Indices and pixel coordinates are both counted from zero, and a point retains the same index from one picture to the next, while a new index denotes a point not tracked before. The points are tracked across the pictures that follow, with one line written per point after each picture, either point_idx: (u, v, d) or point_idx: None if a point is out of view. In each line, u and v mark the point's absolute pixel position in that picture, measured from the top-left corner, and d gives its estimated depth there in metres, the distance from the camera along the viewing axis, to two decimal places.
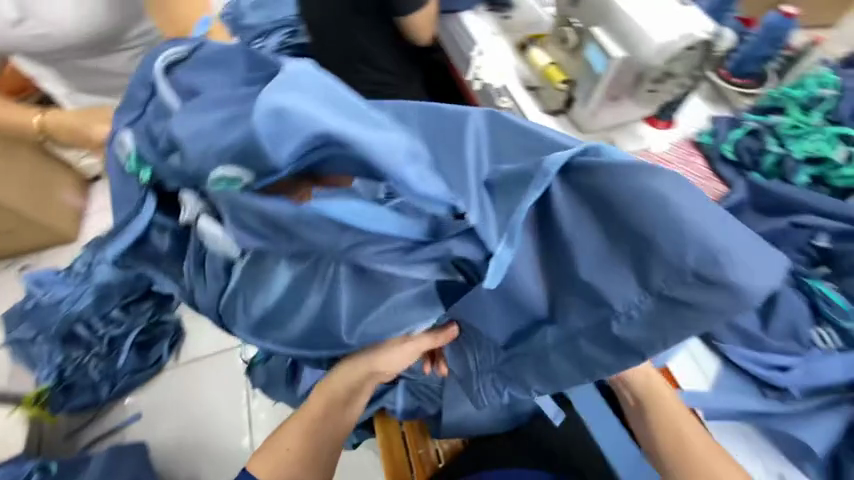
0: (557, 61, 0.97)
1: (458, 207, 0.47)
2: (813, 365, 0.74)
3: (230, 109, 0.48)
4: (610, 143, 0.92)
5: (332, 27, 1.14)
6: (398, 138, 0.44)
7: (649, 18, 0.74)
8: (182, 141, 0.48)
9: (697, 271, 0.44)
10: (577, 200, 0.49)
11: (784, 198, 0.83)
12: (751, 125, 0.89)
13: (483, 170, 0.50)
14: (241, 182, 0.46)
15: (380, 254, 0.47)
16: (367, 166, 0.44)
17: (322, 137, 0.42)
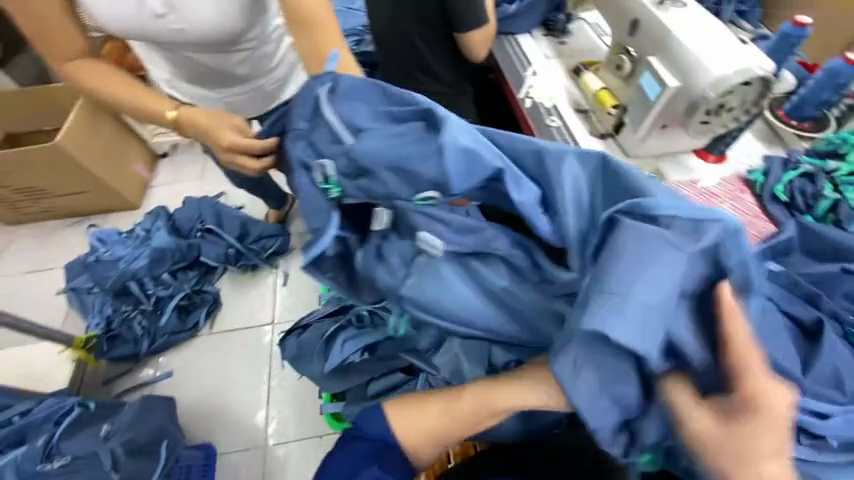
0: (609, 86, 0.99)
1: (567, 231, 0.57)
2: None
3: (400, 136, 0.61)
4: (658, 170, 0.93)
5: (397, 36, 1.23)
6: (527, 179, 0.59)
7: (708, 52, 0.76)
8: (369, 165, 0.61)
9: (700, 258, 0.50)
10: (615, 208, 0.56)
11: (837, 243, 0.76)
12: (808, 167, 0.89)
13: (582, 198, 0.58)
14: (433, 200, 0.61)
15: (511, 259, 0.62)
16: (506, 199, 0.61)
17: (492, 176, 0.59)
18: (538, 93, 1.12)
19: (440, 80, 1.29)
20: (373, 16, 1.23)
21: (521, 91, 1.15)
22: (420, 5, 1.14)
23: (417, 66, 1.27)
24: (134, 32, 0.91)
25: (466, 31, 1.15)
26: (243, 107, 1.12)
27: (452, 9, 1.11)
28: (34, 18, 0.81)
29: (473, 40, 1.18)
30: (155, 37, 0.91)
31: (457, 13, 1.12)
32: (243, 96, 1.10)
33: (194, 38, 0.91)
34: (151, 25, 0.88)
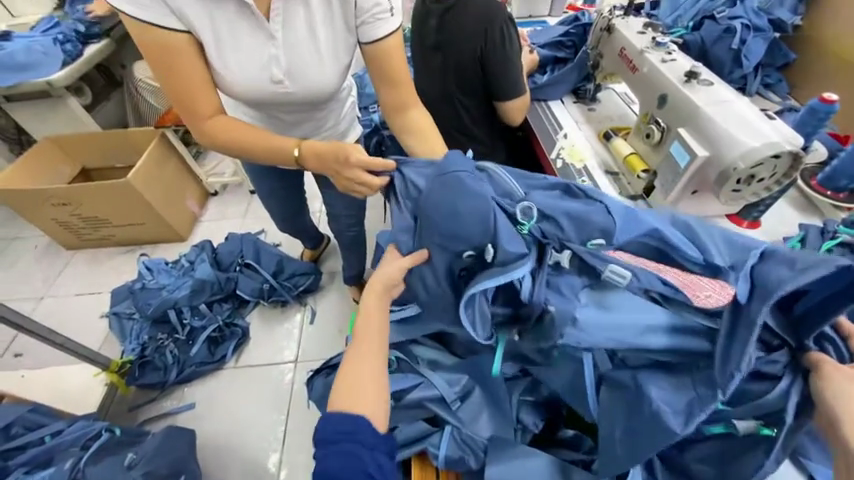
0: (638, 151, 1.06)
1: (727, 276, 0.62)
2: None
3: (557, 196, 0.75)
4: None
5: (440, 101, 1.37)
6: (678, 227, 0.68)
7: (736, 127, 0.81)
8: (545, 209, 0.73)
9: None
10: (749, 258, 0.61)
11: None
12: (845, 237, 0.85)
13: (734, 251, 0.63)
14: (597, 243, 0.70)
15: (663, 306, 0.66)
16: (658, 249, 0.68)
17: (650, 232, 0.67)
18: (568, 155, 1.19)
19: (476, 139, 1.40)
20: (420, 82, 1.38)
21: (552, 152, 1.22)
22: (464, 76, 1.27)
23: (456, 126, 1.40)
24: (245, 97, 0.98)
25: (507, 102, 1.28)
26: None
27: (496, 82, 1.24)
28: (180, 80, 0.85)
29: (509, 108, 1.30)
30: (262, 99, 1.00)
31: (498, 85, 1.24)
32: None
33: (296, 99, 1.02)
34: (265, 88, 0.96)
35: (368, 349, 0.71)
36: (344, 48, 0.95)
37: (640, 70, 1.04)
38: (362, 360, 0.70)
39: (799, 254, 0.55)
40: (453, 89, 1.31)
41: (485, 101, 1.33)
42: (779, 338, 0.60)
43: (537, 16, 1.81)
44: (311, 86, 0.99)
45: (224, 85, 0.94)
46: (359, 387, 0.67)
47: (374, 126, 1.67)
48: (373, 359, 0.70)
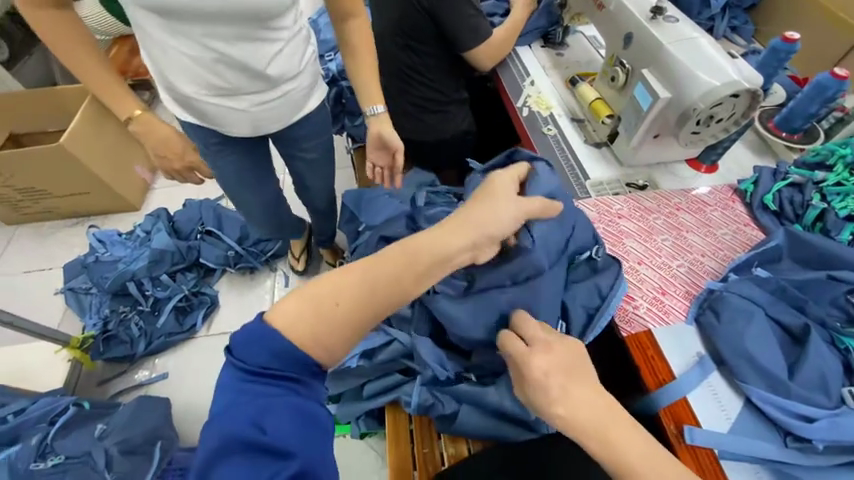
0: (602, 97, 1.03)
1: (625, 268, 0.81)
2: (839, 421, 0.62)
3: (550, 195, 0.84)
4: (650, 179, 0.97)
5: (399, 47, 1.27)
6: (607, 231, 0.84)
7: (698, 66, 0.79)
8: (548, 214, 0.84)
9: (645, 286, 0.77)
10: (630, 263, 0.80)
11: (825, 252, 0.76)
12: (794, 178, 0.88)
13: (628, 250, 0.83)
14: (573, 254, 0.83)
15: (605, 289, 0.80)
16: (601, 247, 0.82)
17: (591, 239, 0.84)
18: (535, 102, 1.15)
19: (439, 89, 1.34)
20: (378, 24, 1.28)
21: (518, 100, 1.17)
22: (421, 18, 1.17)
23: (417, 72, 1.31)
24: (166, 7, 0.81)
25: (473, 48, 1.18)
26: (269, 114, 1.06)
27: (452, 25, 1.14)
28: None
29: (480, 54, 1.20)
30: (192, 11, 0.83)
31: (458, 27, 1.15)
32: (270, 101, 1.03)
33: (235, 16, 0.86)
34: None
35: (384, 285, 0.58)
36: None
37: (606, 7, 0.98)
38: (352, 290, 0.56)
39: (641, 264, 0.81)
40: (410, 33, 1.22)
41: (443, 48, 1.25)
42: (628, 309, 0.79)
43: None
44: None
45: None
46: (318, 308, 0.54)
47: (332, 78, 1.54)
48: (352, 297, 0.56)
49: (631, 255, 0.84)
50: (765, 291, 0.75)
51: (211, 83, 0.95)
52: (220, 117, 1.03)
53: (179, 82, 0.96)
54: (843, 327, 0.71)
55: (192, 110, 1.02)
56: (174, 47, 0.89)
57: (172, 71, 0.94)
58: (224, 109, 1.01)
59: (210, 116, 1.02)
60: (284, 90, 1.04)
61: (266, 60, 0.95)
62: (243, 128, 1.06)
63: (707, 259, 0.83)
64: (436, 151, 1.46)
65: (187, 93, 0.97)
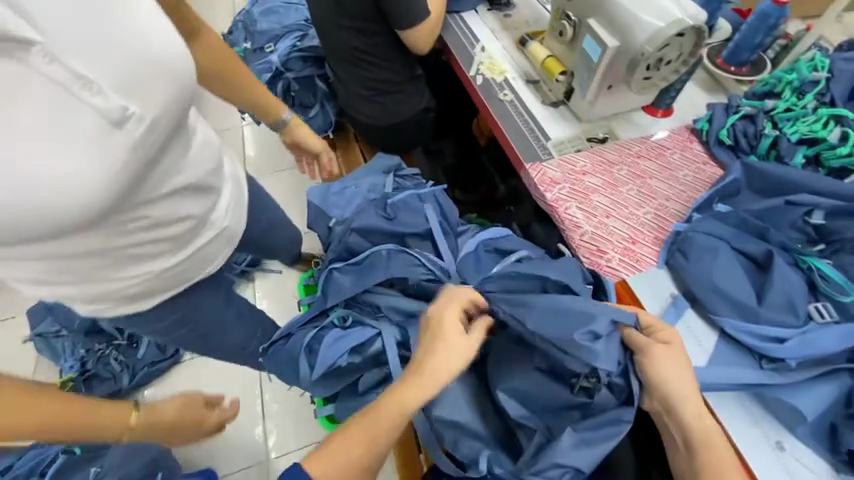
0: (554, 54, 1.01)
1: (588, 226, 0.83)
2: (809, 338, 0.65)
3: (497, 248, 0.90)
4: (610, 130, 0.97)
5: (339, 28, 1.21)
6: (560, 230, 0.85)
7: (640, 10, 0.78)
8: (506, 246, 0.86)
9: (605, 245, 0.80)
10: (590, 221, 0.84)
11: (782, 179, 0.78)
12: (746, 110, 0.89)
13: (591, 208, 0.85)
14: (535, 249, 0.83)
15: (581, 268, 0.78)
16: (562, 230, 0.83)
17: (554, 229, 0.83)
18: (488, 69, 1.12)
19: (389, 69, 1.29)
20: (316, 12, 1.21)
21: (471, 68, 1.13)
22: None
23: (364, 55, 1.25)
24: (96, 204, 0.56)
25: (409, 28, 1.11)
26: (240, 221, 0.84)
27: (388, 3, 1.08)
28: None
29: (415, 37, 1.14)
30: (126, 180, 0.58)
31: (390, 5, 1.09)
32: (234, 207, 0.81)
33: (164, 139, 0.62)
34: (117, 141, 0.55)
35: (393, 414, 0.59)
36: (158, 31, 0.59)
37: None
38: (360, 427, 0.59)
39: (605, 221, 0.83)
40: (348, 15, 1.16)
41: (381, 27, 1.19)
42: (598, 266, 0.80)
43: None
44: (168, 105, 0.60)
45: (39, 196, 0.52)
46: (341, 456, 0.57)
47: (275, 70, 1.43)
48: (386, 422, 0.59)
49: (599, 209, 0.85)
50: (728, 225, 0.76)
51: (175, 239, 0.71)
52: (197, 266, 0.79)
53: (130, 269, 0.70)
54: (803, 248, 0.74)
55: (160, 286, 0.76)
56: (112, 233, 0.63)
57: (112, 264, 0.67)
58: (200, 252, 0.77)
59: (186, 273, 0.78)
60: (233, 185, 0.81)
61: (209, 165, 0.73)
62: (224, 255, 0.84)
63: (672, 202, 0.85)
64: (395, 135, 1.41)
65: (147, 272, 0.72)
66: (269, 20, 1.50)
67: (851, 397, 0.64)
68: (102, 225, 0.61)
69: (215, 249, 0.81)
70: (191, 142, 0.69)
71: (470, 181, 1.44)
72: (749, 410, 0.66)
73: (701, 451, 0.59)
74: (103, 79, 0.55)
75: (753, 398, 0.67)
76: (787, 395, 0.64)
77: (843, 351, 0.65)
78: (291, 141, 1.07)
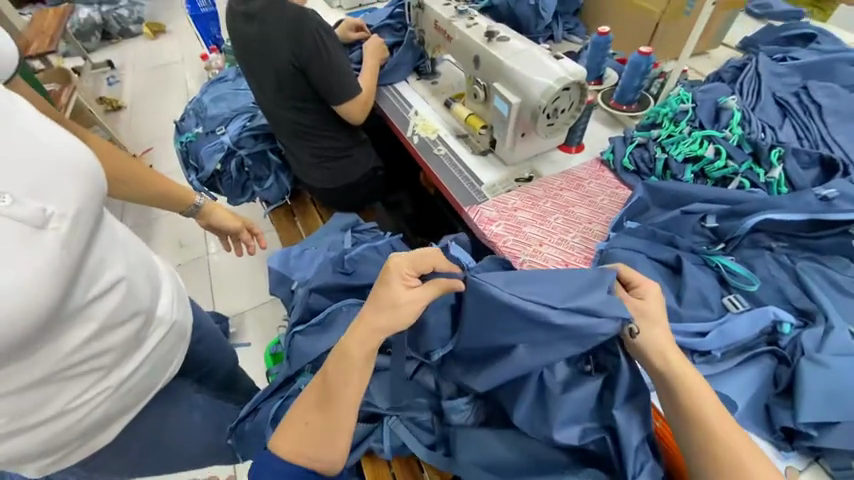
0: (475, 111, 1.16)
1: (523, 257, 0.91)
2: (725, 328, 0.73)
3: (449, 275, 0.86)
4: (534, 169, 1.10)
5: (282, 108, 1.32)
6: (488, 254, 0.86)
7: (531, 72, 0.94)
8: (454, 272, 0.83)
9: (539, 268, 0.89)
10: (525, 251, 0.92)
11: (677, 193, 0.91)
12: (639, 140, 1.05)
13: (525, 240, 0.94)
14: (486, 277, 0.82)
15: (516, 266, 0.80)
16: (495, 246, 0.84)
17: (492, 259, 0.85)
18: (422, 129, 1.25)
19: (333, 138, 1.41)
20: (261, 98, 1.32)
21: (407, 130, 1.26)
22: (292, 83, 1.25)
23: (309, 129, 1.37)
24: (37, 310, 0.53)
25: (343, 102, 1.24)
26: (184, 312, 0.84)
27: (322, 85, 1.22)
28: None
29: (350, 109, 1.27)
30: (63, 283, 0.56)
31: (324, 85, 1.22)
32: (177, 299, 0.81)
33: (88, 238, 0.61)
34: (46, 243, 0.54)
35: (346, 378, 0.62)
36: (57, 142, 0.61)
37: (453, 38, 1.12)
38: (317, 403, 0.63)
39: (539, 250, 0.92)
40: (289, 96, 1.29)
41: (320, 103, 1.33)
42: None
43: (366, 2, 1.70)
44: (83, 206, 0.60)
45: None
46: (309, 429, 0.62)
47: (228, 149, 1.50)
48: (357, 366, 0.62)
49: (532, 239, 0.94)
50: (641, 239, 0.87)
51: (126, 342, 0.68)
52: (154, 373, 0.76)
53: (79, 395, 0.64)
54: (708, 248, 0.85)
55: (121, 405, 0.71)
56: (55, 354, 0.59)
57: (58, 392, 0.62)
58: (148, 353, 0.73)
59: (146, 382, 0.75)
60: (171, 280, 0.82)
61: (138, 261, 0.72)
62: (177, 354, 0.82)
63: (594, 224, 0.96)
64: (348, 195, 1.50)
65: (100, 391, 0.67)
66: (219, 106, 1.61)
67: (775, 376, 0.70)
68: (40, 348, 0.57)
69: (161, 350, 0.76)
70: (115, 240, 0.69)
71: (426, 228, 1.51)
72: None
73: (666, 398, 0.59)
74: (16, 187, 0.54)
75: None
76: (715, 384, 0.70)
77: (756, 334, 0.72)
78: (208, 223, 1.02)
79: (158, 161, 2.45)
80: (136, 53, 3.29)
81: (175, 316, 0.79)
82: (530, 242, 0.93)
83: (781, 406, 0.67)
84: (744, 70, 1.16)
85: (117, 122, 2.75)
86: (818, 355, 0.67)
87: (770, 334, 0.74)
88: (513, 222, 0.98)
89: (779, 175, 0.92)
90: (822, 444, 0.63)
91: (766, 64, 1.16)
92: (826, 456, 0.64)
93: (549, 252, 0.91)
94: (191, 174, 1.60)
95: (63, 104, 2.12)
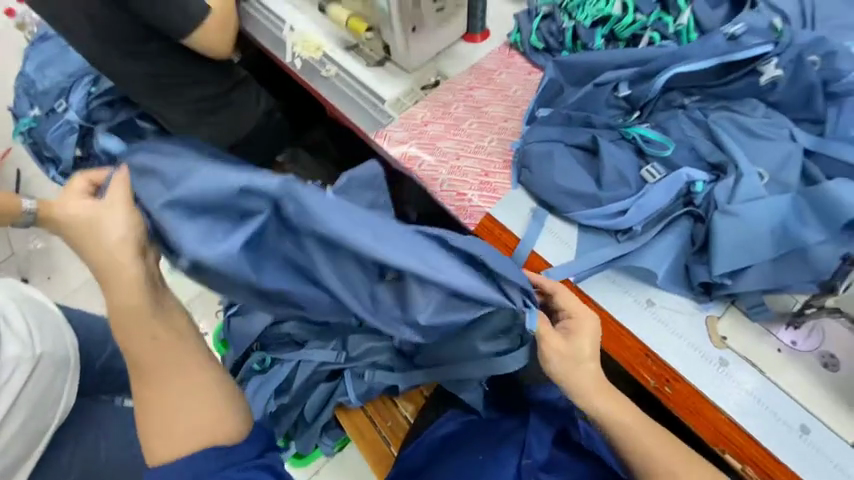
0: (356, 13, 0.95)
1: (441, 176, 0.83)
2: (643, 201, 0.71)
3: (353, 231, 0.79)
4: (438, 71, 0.96)
5: (119, 59, 1.04)
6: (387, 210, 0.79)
7: None
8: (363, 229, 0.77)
9: (460, 179, 0.82)
10: (443, 167, 0.84)
11: (589, 65, 0.82)
12: (544, 10, 0.92)
13: (443, 156, 0.85)
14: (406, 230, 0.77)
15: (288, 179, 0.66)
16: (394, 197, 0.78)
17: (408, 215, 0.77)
18: (303, 48, 1.03)
19: (206, 85, 1.16)
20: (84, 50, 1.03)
21: (286, 54, 1.05)
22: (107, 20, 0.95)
23: (167, 80, 1.11)
24: None
25: (189, 34, 0.98)
26: (60, 337, 0.69)
27: (153, 17, 0.95)
28: None
29: (203, 44, 1.02)
30: None
31: (157, 17, 0.95)
32: (38, 328, 0.67)
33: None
34: None
35: (154, 341, 0.53)
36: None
37: None
38: (151, 388, 0.53)
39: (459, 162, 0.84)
40: (120, 38, 1.01)
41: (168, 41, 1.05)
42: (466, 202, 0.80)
43: None
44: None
45: None
46: (171, 415, 0.53)
47: (81, 128, 1.23)
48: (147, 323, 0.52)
49: (448, 154, 0.85)
50: (557, 126, 0.80)
51: None
52: (40, 413, 0.65)
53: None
54: (626, 120, 0.80)
55: (10, 456, 0.62)
56: None
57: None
58: (13, 398, 0.61)
59: (32, 425, 0.64)
60: (19, 309, 0.66)
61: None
62: (68, 384, 0.69)
63: (509, 122, 0.87)
64: (248, 150, 1.29)
65: None
66: (48, 74, 1.26)
67: (693, 236, 0.72)
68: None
69: (32, 390, 0.63)
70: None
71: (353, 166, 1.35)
72: (622, 285, 0.72)
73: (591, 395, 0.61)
74: None
75: (625, 273, 0.73)
76: (638, 258, 0.71)
77: (672, 200, 0.72)
78: None
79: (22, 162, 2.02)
80: None
81: (36, 351, 0.64)
82: (447, 157, 0.85)
83: (699, 263, 0.69)
84: None
85: None
86: (730, 206, 0.68)
87: (687, 196, 0.73)
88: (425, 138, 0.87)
89: (687, 21, 0.83)
90: (736, 289, 0.67)
91: None
92: (741, 298, 0.69)
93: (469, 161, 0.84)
94: (51, 168, 1.32)
95: None
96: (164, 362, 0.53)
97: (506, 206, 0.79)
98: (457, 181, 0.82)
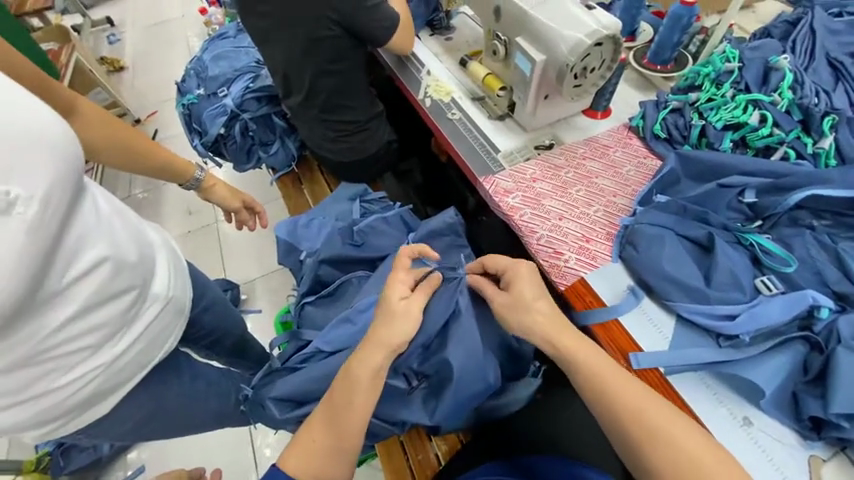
0: (494, 71, 1.06)
1: (542, 232, 0.86)
2: (756, 311, 0.68)
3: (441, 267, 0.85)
4: (555, 135, 1.02)
5: (306, 72, 1.19)
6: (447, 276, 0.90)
7: (559, 23, 0.84)
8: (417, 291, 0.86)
9: (558, 239, 0.84)
10: (546, 224, 0.87)
11: (713, 164, 0.84)
12: (674, 104, 0.95)
13: (545, 212, 0.89)
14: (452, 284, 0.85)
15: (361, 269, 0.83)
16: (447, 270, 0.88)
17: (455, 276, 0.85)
18: (435, 91, 1.15)
19: (353, 109, 1.31)
20: (283, 62, 1.19)
21: (419, 92, 1.17)
22: (315, 39, 1.10)
23: (337, 99, 1.27)
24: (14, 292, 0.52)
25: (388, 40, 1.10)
26: (183, 288, 0.80)
27: (360, 30, 1.09)
28: None
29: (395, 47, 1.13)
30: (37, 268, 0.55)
31: (364, 34, 1.10)
32: (174, 275, 0.78)
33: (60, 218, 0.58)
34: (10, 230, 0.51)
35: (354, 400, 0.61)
36: (32, 110, 0.55)
37: None
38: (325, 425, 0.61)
39: (562, 223, 0.86)
40: (321, 57, 1.15)
41: (350, 64, 1.20)
42: (563, 261, 0.82)
43: None
44: (54, 171, 0.56)
45: None
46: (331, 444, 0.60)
47: (231, 113, 1.45)
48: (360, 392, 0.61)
49: (552, 212, 0.88)
50: (670, 214, 0.81)
51: (115, 317, 0.67)
52: (151, 348, 0.75)
53: (70, 370, 0.65)
54: (744, 226, 0.79)
55: (120, 377, 0.72)
56: (39, 334, 0.59)
57: (51, 367, 0.63)
58: (145, 329, 0.72)
59: (143, 356, 0.74)
60: (169, 258, 0.78)
61: (126, 235, 0.69)
62: (175, 330, 0.80)
63: (619, 197, 0.89)
64: (360, 167, 1.42)
65: (97, 366, 0.67)
66: (220, 65, 1.52)
67: (806, 363, 0.66)
68: (21, 325, 0.57)
69: (156, 324, 0.74)
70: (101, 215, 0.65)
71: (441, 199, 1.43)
72: (713, 390, 0.68)
73: (597, 402, 0.60)
74: None
75: (719, 380, 0.69)
76: (741, 369, 0.66)
77: (789, 320, 0.67)
78: (206, 197, 0.99)
79: (164, 125, 2.39)
80: (135, 10, 3.12)
81: (170, 294, 0.76)
82: (551, 215, 0.88)
83: (809, 395, 0.64)
84: (798, 25, 1.02)
85: (120, 83, 2.65)
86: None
87: (805, 319, 0.69)
88: (532, 193, 0.92)
89: (829, 146, 0.83)
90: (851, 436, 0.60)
91: (823, 18, 1.02)
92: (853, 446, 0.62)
93: (571, 225, 0.86)
94: (195, 138, 1.56)
95: (62, 63, 2.02)
96: (353, 397, 0.61)
97: (602, 275, 0.79)
98: (557, 239, 0.84)
